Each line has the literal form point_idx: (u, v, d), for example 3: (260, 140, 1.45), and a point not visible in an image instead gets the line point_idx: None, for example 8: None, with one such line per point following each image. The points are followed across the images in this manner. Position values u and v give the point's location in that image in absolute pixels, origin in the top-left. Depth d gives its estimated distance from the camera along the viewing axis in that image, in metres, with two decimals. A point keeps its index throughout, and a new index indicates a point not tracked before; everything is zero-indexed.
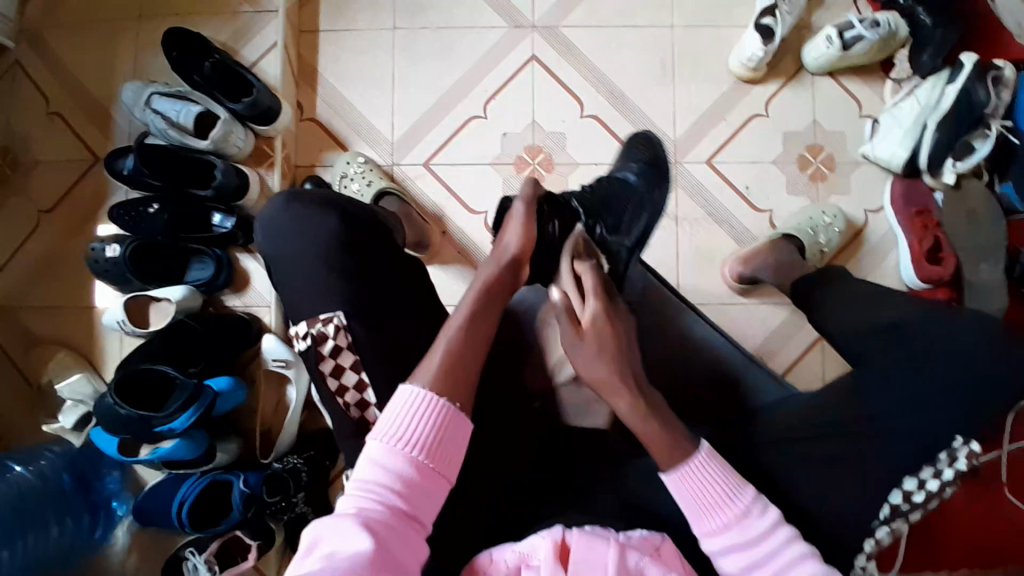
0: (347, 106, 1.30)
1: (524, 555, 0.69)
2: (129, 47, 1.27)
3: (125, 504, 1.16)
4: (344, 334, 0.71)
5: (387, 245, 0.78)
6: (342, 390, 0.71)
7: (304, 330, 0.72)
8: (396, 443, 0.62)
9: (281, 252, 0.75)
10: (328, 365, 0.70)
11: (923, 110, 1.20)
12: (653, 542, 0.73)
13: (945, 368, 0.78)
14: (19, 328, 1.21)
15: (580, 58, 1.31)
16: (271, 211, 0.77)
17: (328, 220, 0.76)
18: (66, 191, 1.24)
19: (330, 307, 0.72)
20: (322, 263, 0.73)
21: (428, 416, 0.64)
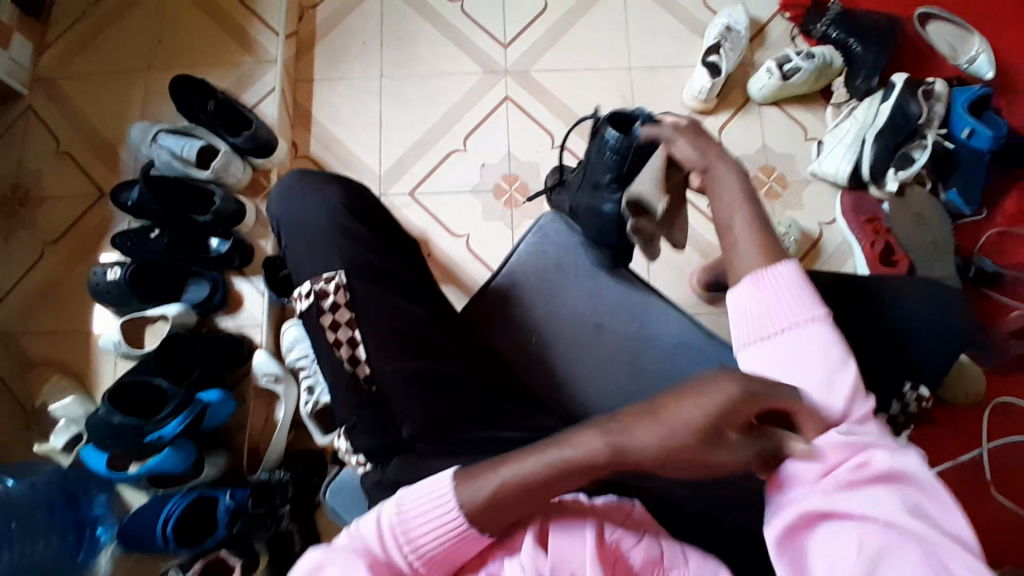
0: (338, 143, 1.43)
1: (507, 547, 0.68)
2: (140, 95, 1.40)
3: (110, 530, 1.17)
4: (343, 291, 0.76)
5: (376, 222, 0.85)
6: (338, 343, 0.76)
7: (306, 289, 0.77)
8: (405, 537, 0.65)
9: (285, 223, 0.83)
10: (328, 320, 0.76)
11: (861, 127, 1.33)
12: (625, 510, 0.72)
13: (896, 324, 0.89)
14: (17, 354, 1.25)
15: (549, 97, 1.46)
16: (283, 185, 0.84)
17: (323, 194, 0.83)
18: (72, 223, 1.32)
19: (331, 268, 0.78)
20: (315, 235, 0.80)
21: (444, 535, 0.64)
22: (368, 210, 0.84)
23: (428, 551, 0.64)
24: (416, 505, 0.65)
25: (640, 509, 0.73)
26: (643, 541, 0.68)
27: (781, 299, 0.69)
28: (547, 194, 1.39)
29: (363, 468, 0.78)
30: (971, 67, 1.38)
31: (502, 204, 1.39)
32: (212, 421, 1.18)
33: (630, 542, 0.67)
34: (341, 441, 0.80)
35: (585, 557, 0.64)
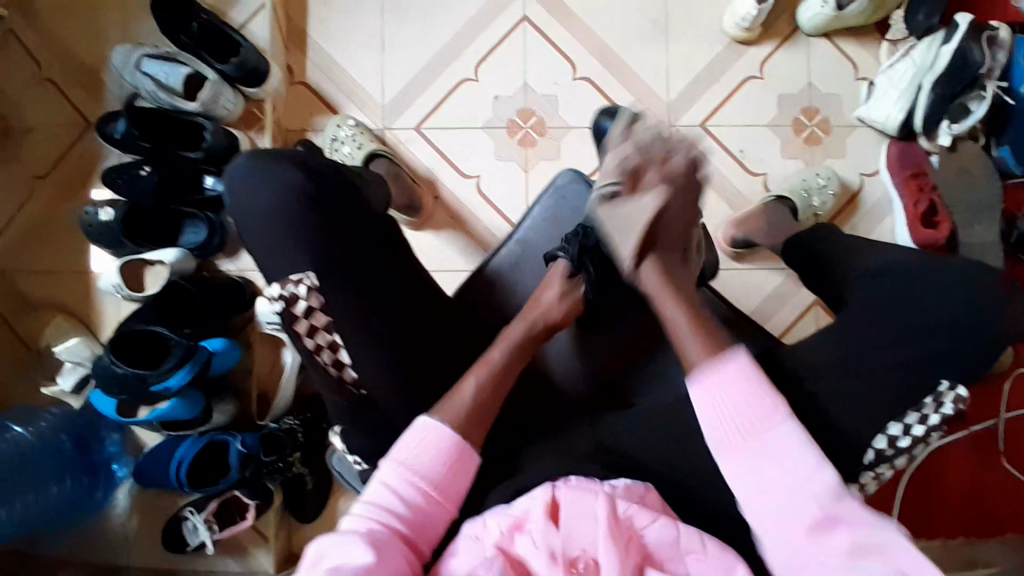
0: (337, 70, 1.30)
1: (517, 520, 0.67)
2: (118, 11, 1.26)
3: (126, 467, 1.21)
4: (315, 295, 0.73)
5: (361, 207, 0.78)
6: (319, 349, 0.73)
7: (276, 292, 0.73)
8: (407, 472, 0.69)
9: (268, 208, 0.75)
10: (303, 326, 0.73)
11: (917, 71, 1.18)
12: (637, 491, 0.71)
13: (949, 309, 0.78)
14: (18, 294, 1.23)
15: (573, 19, 1.30)
16: (236, 170, 0.78)
17: (296, 178, 0.76)
18: (60, 158, 1.24)
19: (301, 269, 0.73)
20: (303, 224, 0.74)
21: (438, 450, 0.71)
22: (346, 194, 0.78)
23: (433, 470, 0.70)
24: (404, 446, 0.71)
25: (653, 495, 0.72)
26: (657, 520, 0.67)
27: (734, 394, 0.67)
28: (565, 133, 1.28)
29: (361, 466, 0.80)
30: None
31: (516, 142, 1.28)
32: (217, 368, 1.16)
33: (644, 520, 0.67)
34: (336, 439, 0.81)
35: (597, 535, 0.65)
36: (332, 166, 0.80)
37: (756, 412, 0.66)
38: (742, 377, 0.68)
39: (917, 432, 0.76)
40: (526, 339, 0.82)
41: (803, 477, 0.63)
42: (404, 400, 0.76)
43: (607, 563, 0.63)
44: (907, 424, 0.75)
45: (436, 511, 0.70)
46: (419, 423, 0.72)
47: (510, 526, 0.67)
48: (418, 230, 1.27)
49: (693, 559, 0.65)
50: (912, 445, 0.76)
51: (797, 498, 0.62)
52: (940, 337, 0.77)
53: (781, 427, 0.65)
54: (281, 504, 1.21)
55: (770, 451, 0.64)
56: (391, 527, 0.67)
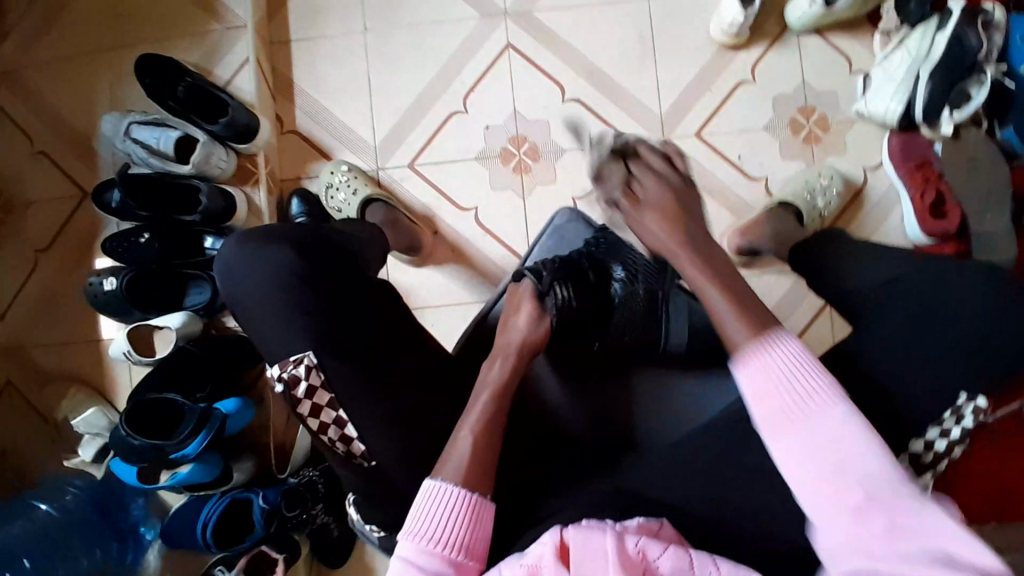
0: (326, 115, 1.29)
1: (531, 567, 0.64)
2: (106, 79, 1.27)
3: (153, 530, 1.19)
4: (315, 373, 0.73)
5: (355, 272, 0.79)
6: (324, 427, 0.73)
7: (278, 374, 0.74)
8: (424, 541, 0.67)
9: (263, 283, 0.76)
10: (305, 407, 0.73)
11: (913, 61, 1.16)
12: (650, 528, 0.69)
13: (973, 324, 0.75)
14: (32, 367, 1.24)
15: (556, 39, 1.28)
16: (224, 253, 0.79)
17: (280, 253, 0.77)
18: (61, 228, 1.25)
19: (299, 349, 0.74)
20: (290, 292, 0.75)
21: (454, 513, 0.68)
22: (328, 253, 0.79)
23: (455, 536, 0.68)
24: (417, 515, 0.68)
25: (669, 529, 0.69)
26: (669, 549, 0.64)
27: (793, 375, 0.63)
28: (559, 156, 1.27)
29: (380, 532, 0.80)
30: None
31: (511, 170, 1.27)
32: (233, 427, 1.15)
33: (656, 550, 0.64)
34: (353, 509, 0.82)
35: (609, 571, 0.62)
36: (318, 234, 0.81)
37: (800, 389, 0.62)
38: (793, 355, 0.64)
39: (939, 447, 0.74)
40: (505, 379, 0.78)
41: (849, 455, 0.58)
42: (415, 460, 0.74)
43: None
44: (928, 440, 0.73)
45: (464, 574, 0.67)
46: (426, 485, 0.70)
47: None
48: (421, 267, 1.26)
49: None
50: (936, 459, 0.74)
51: (843, 475, 0.57)
52: (956, 349, 0.74)
53: (829, 411, 0.60)
54: (309, 554, 1.21)
55: (828, 443, 0.59)
56: None
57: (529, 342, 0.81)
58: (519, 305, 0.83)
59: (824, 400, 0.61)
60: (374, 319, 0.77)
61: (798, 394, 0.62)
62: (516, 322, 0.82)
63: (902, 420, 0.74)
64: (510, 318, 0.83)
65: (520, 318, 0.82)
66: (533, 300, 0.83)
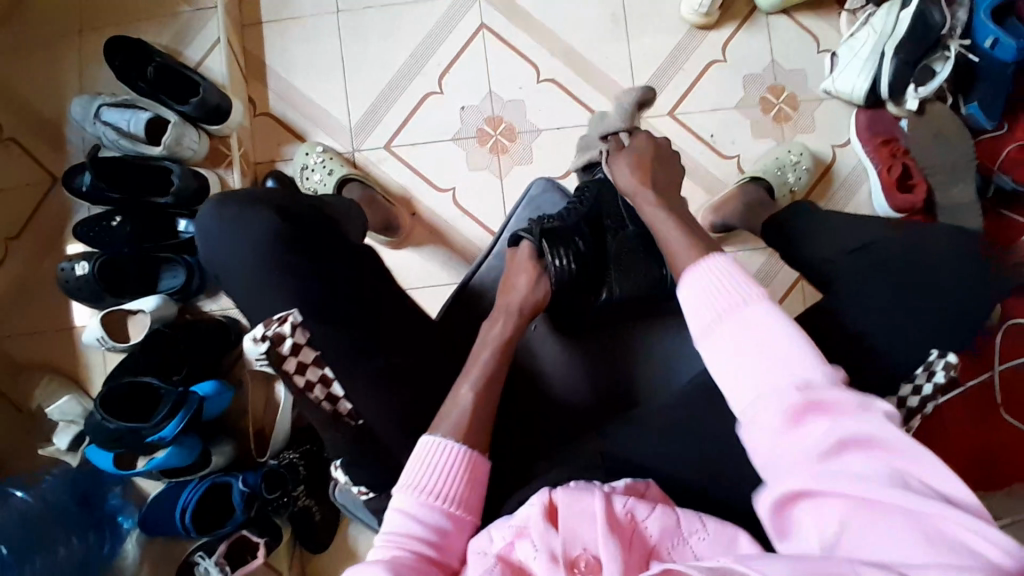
0: (300, 97, 1.28)
1: (519, 528, 0.66)
2: (73, 63, 1.25)
3: (131, 517, 1.17)
4: (301, 330, 0.72)
5: (339, 237, 0.81)
6: (310, 385, 0.72)
7: (260, 334, 0.72)
8: (423, 495, 0.69)
9: (240, 253, 0.77)
10: (292, 364, 0.71)
11: (879, 38, 1.19)
12: (637, 488, 0.69)
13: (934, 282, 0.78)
14: (2, 357, 1.21)
15: (530, 20, 1.29)
16: (205, 219, 0.80)
17: (267, 217, 0.78)
18: (30, 215, 1.23)
19: (284, 306, 0.74)
20: (269, 254, 0.76)
21: (453, 470, 0.70)
22: (309, 223, 0.79)
23: (454, 493, 0.70)
24: (418, 471, 0.70)
25: (655, 489, 0.70)
26: (657, 509, 0.66)
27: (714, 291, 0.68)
28: (535, 136, 1.27)
29: (367, 494, 0.80)
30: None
31: (488, 151, 1.28)
32: (212, 410, 1.15)
33: (644, 511, 0.66)
34: (340, 475, 0.83)
35: (597, 534, 0.63)
36: (300, 202, 0.82)
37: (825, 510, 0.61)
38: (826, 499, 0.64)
39: (912, 404, 0.76)
40: (507, 340, 0.81)
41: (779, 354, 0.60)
42: (398, 428, 0.75)
43: (611, 556, 0.61)
44: (900, 396, 0.75)
45: (461, 529, 0.69)
46: (427, 440, 0.72)
47: (514, 534, 0.66)
48: (400, 248, 1.26)
49: (697, 538, 0.65)
50: (912, 414, 0.76)
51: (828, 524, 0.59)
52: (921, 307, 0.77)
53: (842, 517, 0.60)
54: (292, 537, 1.20)
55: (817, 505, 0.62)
56: (421, 550, 0.66)
57: (531, 306, 0.84)
58: (518, 268, 0.86)
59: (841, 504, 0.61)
60: (354, 287, 0.77)
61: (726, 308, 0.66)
62: (516, 285, 0.85)
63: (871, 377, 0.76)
64: (510, 281, 0.85)
65: (521, 280, 0.85)
66: (532, 262, 0.85)
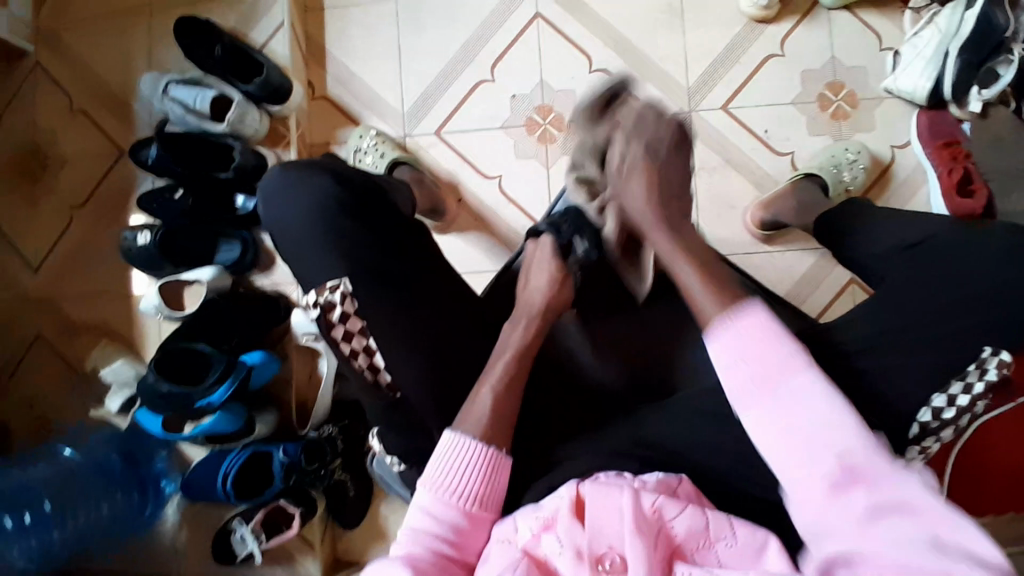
0: (356, 82, 1.32)
1: (546, 520, 0.66)
2: (145, 41, 1.30)
3: (174, 482, 1.22)
4: (350, 300, 0.74)
5: (391, 212, 0.82)
6: (355, 353, 0.74)
7: (312, 300, 0.75)
8: (444, 493, 0.69)
9: (298, 218, 0.78)
10: (339, 331, 0.74)
11: (943, 38, 1.15)
12: (670, 484, 0.68)
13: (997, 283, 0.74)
14: (64, 319, 1.27)
15: (585, 10, 1.29)
16: (267, 183, 0.81)
17: (326, 184, 0.79)
18: (96, 186, 1.29)
19: (335, 275, 0.74)
20: (327, 223, 0.77)
21: (471, 467, 0.71)
22: (365, 193, 0.81)
23: (472, 490, 0.70)
24: (436, 468, 0.71)
25: (688, 485, 0.69)
26: (686, 509, 0.64)
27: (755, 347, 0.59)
28: None
29: (399, 466, 0.83)
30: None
31: (536, 140, 1.28)
32: (257, 380, 1.19)
33: (674, 510, 0.64)
34: (374, 442, 0.83)
35: (623, 530, 0.63)
36: (358, 174, 0.84)
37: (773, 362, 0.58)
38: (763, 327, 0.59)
39: (962, 403, 0.71)
40: (529, 338, 0.81)
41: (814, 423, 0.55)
42: (437, 402, 0.76)
43: (633, 556, 0.61)
44: (951, 394, 0.71)
45: (480, 526, 0.70)
46: (447, 438, 0.72)
47: (540, 526, 0.66)
48: (444, 233, 1.28)
49: (725, 544, 0.63)
50: (958, 414, 0.71)
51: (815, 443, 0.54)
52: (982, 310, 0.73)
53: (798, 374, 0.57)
54: (325, 510, 1.23)
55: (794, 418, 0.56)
56: (440, 548, 0.67)
57: (551, 306, 0.84)
58: (539, 266, 0.86)
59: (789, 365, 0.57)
60: (405, 259, 0.79)
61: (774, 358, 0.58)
62: (533, 284, 0.86)
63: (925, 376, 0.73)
64: (531, 280, 0.87)
65: (537, 279, 0.86)
66: (554, 258, 0.86)
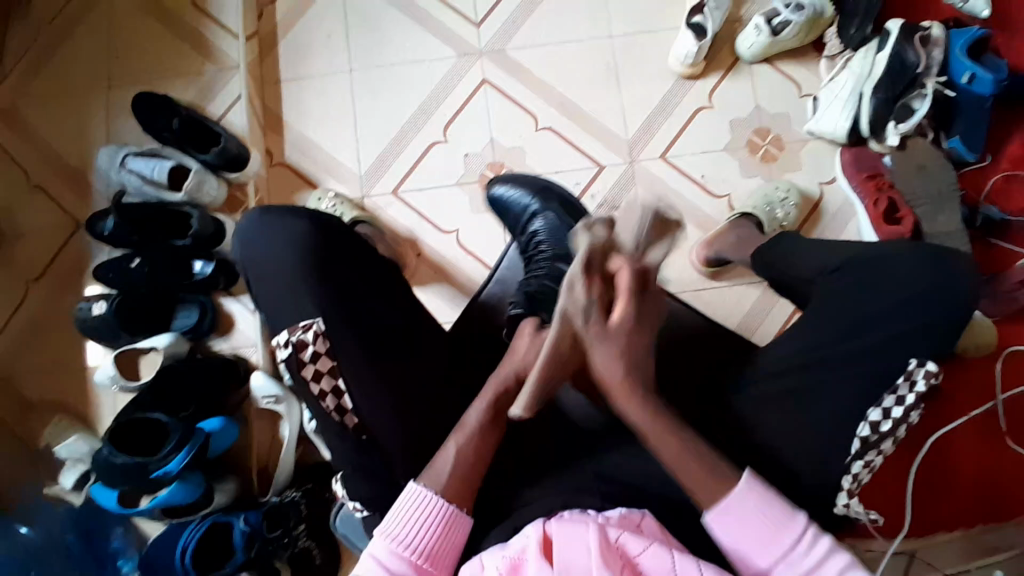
0: (315, 148, 1.37)
1: (515, 562, 0.66)
2: (102, 117, 1.34)
3: (131, 561, 1.13)
4: (322, 340, 0.76)
5: (354, 252, 0.82)
6: (322, 394, 0.75)
7: (284, 339, 0.76)
8: (397, 545, 0.70)
9: (272, 266, 0.80)
10: (310, 371, 0.75)
11: (858, 79, 1.28)
12: (632, 519, 0.70)
13: (924, 292, 0.79)
14: (16, 397, 1.23)
15: (526, 73, 1.39)
16: (247, 224, 0.82)
17: (303, 227, 0.81)
18: (51, 260, 1.28)
19: (308, 315, 0.76)
20: (302, 272, 0.78)
21: (426, 521, 0.71)
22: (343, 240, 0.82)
23: (421, 541, 0.70)
24: (394, 519, 0.71)
25: (651, 520, 0.70)
26: (650, 546, 0.65)
27: (750, 523, 0.70)
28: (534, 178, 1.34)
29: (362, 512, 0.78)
30: (967, 5, 1.32)
31: None
32: (216, 448, 1.16)
33: (638, 547, 0.65)
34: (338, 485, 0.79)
35: (590, 563, 0.63)
36: (337, 219, 0.84)
37: (774, 539, 0.69)
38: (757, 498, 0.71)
39: (895, 415, 0.75)
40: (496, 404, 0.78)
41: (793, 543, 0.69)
42: (402, 443, 0.76)
43: None
44: (884, 407, 0.75)
45: None
46: (410, 490, 0.72)
47: (507, 567, 0.66)
48: None
49: None
50: (895, 427, 0.75)
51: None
52: (912, 320, 0.78)
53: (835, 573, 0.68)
54: None
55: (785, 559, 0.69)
56: None
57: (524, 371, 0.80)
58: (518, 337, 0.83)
59: (793, 523, 0.70)
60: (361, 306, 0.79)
61: (770, 527, 0.70)
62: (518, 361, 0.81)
63: (867, 387, 0.77)
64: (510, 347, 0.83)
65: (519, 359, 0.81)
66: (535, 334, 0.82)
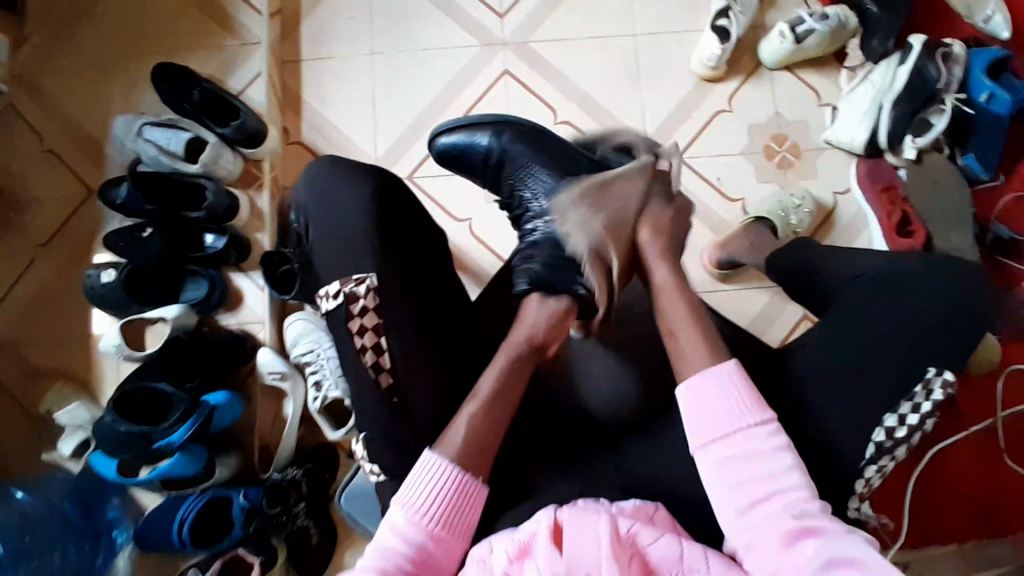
0: (331, 128, 1.36)
1: (524, 545, 0.65)
2: (121, 86, 1.33)
3: (126, 532, 1.14)
4: (372, 295, 0.76)
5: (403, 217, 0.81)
6: (363, 349, 0.75)
7: (336, 288, 0.76)
8: (415, 514, 0.70)
9: (322, 225, 0.81)
10: (355, 324, 0.75)
11: (878, 92, 1.28)
12: (646, 511, 0.70)
13: (944, 302, 0.79)
14: (19, 360, 1.23)
15: (547, 66, 1.39)
16: (314, 170, 0.84)
17: (362, 188, 0.81)
18: (61, 225, 1.28)
19: (364, 269, 0.77)
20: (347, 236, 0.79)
21: (443, 491, 0.71)
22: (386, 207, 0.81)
23: (438, 514, 0.70)
24: (411, 489, 0.71)
25: (664, 513, 0.70)
26: (662, 538, 0.65)
27: (722, 408, 0.72)
28: None
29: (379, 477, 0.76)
30: (987, 27, 1.33)
31: None
32: (219, 424, 1.14)
33: (649, 538, 0.65)
34: (356, 446, 0.77)
35: (599, 554, 0.63)
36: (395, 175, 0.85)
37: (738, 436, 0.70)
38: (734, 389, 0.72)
39: (912, 421, 0.75)
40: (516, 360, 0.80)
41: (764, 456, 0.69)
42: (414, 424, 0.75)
43: None
44: (901, 414, 0.75)
45: (446, 550, 0.70)
46: (425, 459, 0.72)
47: (516, 550, 0.65)
48: None
49: None
50: (910, 433, 0.75)
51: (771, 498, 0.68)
52: (930, 329, 0.78)
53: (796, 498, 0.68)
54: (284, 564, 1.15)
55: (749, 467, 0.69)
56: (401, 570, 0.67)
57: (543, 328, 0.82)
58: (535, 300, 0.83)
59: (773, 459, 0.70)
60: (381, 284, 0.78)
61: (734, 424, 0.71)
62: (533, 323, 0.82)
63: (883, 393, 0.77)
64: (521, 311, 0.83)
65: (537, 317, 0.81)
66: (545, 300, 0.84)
